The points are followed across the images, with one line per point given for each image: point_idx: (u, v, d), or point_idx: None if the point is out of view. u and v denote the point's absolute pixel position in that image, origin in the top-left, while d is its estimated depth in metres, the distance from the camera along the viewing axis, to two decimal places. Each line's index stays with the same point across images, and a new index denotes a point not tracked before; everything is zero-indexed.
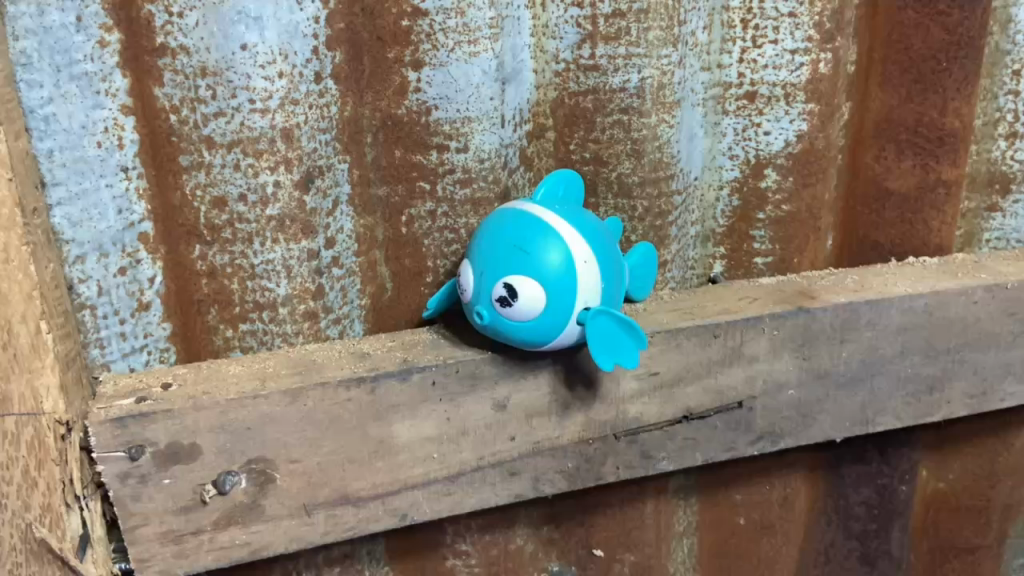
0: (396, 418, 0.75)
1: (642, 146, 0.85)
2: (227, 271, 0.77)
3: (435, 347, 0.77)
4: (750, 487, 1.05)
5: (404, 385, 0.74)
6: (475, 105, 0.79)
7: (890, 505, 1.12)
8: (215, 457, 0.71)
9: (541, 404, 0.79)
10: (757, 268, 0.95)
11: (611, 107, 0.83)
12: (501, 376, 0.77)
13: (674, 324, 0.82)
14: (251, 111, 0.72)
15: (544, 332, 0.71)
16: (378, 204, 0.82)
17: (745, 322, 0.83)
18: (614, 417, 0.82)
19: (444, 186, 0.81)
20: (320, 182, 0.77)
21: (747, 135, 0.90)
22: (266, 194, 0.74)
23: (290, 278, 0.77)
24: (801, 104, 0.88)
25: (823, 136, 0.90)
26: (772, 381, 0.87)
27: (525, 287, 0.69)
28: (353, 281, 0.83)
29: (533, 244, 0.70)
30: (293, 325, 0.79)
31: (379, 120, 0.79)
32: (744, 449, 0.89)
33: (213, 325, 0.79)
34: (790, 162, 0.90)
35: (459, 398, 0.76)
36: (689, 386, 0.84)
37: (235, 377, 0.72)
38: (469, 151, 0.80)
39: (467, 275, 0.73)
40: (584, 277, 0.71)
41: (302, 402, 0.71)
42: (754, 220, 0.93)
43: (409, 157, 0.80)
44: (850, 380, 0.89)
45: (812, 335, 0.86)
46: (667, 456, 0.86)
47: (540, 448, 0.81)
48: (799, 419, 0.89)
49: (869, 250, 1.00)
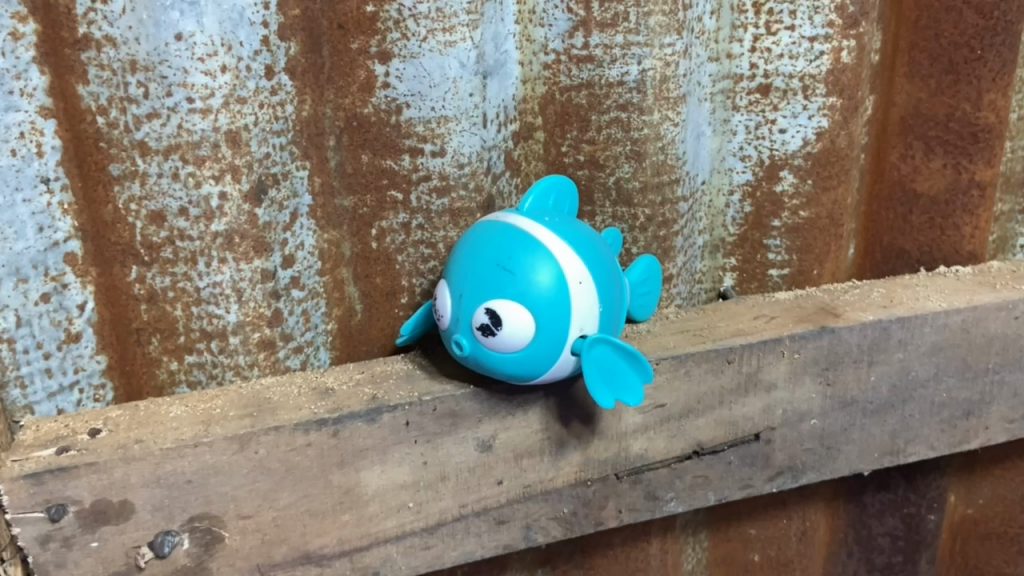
0: (364, 464, 0.65)
1: (643, 147, 0.75)
2: (169, 296, 0.67)
3: (411, 380, 0.67)
4: (765, 521, 0.95)
5: (372, 427, 0.64)
6: (452, 103, 0.69)
7: (916, 536, 1.01)
8: (150, 515, 0.61)
9: (532, 444, 0.69)
10: (772, 281, 0.85)
11: (608, 103, 0.73)
12: (485, 413, 0.67)
13: (682, 349, 0.72)
14: (190, 112, 0.62)
15: (534, 364, 0.61)
16: (343, 216, 0.72)
17: (762, 345, 0.73)
18: (616, 455, 0.72)
19: (419, 196, 0.71)
20: (274, 193, 0.67)
21: (760, 133, 0.80)
22: (210, 207, 0.64)
23: (242, 302, 0.67)
24: (820, 97, 0.78)
25: (846, 134, 0.80)
26: (793, 410, 0.77)
27: (511, 313, 0.59)
28: (317, 304, 0.72)
29: (518, 263, 0.60)
30: (246, 356, 0.69)
31: (342, 120, 0.69)
32: (761, 487, 0.79)
33: (155, 356, 0.69)
34: (810, 162, 0.80)
35: (437, 439, 0.66)
36: (700, 418, 0.74)
37: (176, 422, 0.62)
38: (447, 155, 0.70)
39: (444, 298, 0.63)
40: (579, 300, 0.61)
41: (252, 450, 0.62)
42: (769, 228, 0.83)
43: (378, 161, 0.70)
44: (879, 407, 0.80)
45: (837, 359, 0.76)
46: (676, 496, 0.76)
47: (531, 492, 0.71)
48: (823, 451, 0.80)
49: (894, 259, 0.90)
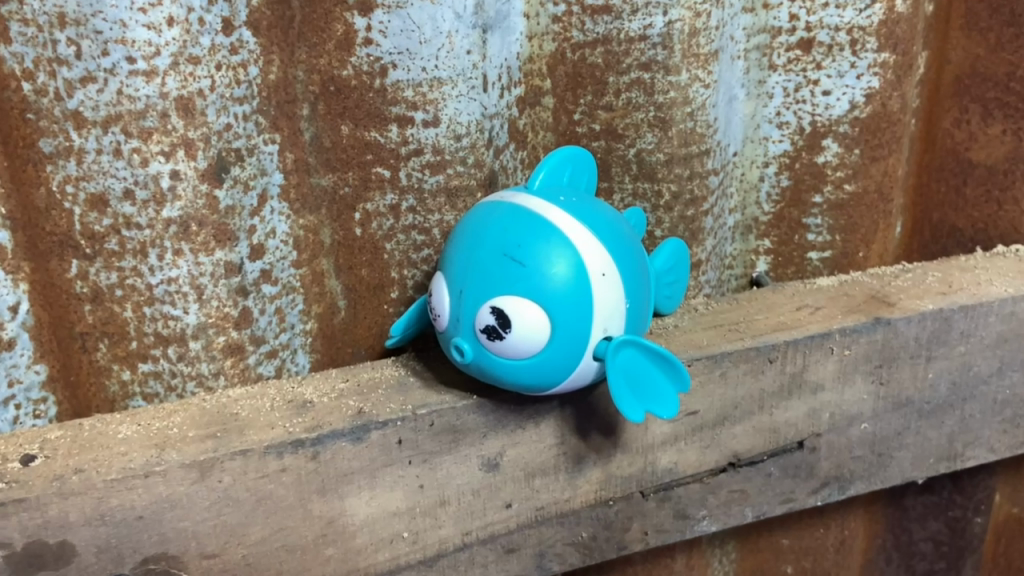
0: (350, 491, 0.55)
1: (668, 113, 0.65)
2: (117, 295, 0.57)
3: (403, 390, 0.57)
4: (799, 530, 0.86)
5: (358, 447, 0.54)
6: (446, 62, 0.58)
7: (961, 541, 0.91)
8: (96, 558, 0.52)
9: (545, 461, 0.59)
10: (811, 266, 0.75)
11: (628, 63, 0.63)
12: (491, 427, 0.57)
13: (718, 347, 0.62)
14: (131, 74, 0.52)
15: (548, 372, 0.52)
16: (321, 197, 0.62)
17: (809, 342, 0.63)
18: (641, 471, 0.63)
19: (409, 173, 0.61)
20: (237, 171, 0.56)
21: (800, 96, 0.70)
22: (160, 188, 0.54)
23: (202, 301, 0.57)
24: (871, 52, 0.68)
25: (899, 96, 0.70)
26: (841, 414, 0.67)
27: (522, 312, 0.50)
28: (293, 301, 0.62)
29: (530, 252, 0.50)
30: (210, 363, 0.59)
31: (317, 84, 0.59)
32: (804, 500, 0.70)
33: (104, 365, 0.60)
34: (857, 129, 0.70)
35: (435, 459, 0.57)
36: (737, 426, 0.64)
37: (124, 446, 0.53)
38: (441, 124, 0.59)
39: (441, 294, 0.53)
40: (602, 296, 0.51)
41: (214, 478, 0.52)
42: (809, 204, 0.73)
43: (360, 133, 0.60)
44: (936, 407, 0.70)
45: (892, 354, 0.66)
46: (708, 514, 0.67)
47: (545, 515, 0.61)
48: (873, 459, 0.70)
49: (945, 238, 0.80)
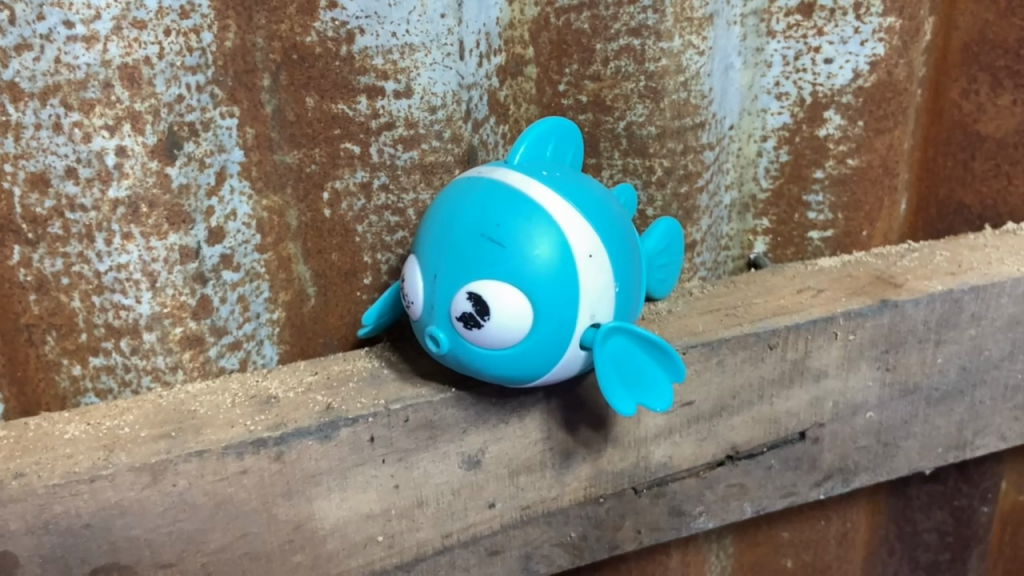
0: (319, 493, 0.51)
1: (660, 83, 0.60)
2: (63, 284, 0.53)
3: (376, 383, 0.53)
4: (800, 523, 0.82)
5: (326, 446, 0.50)
6: (419, 27, 0.53)
7: (967, 531, 0.88)
8: (40, 570, 0.47)
9: (530, 457, 0.55)
10: (812, 246, 0.71)
11: (616, 28, 0.59)
12: (472, 422, 0.53)
13: (715, 334, 0.58)
14: (69, 40, 0.47)
15: (531, 363, 0.47)
16: (286, 175, 0.57)
17: (811, 326, 0.59)
18: (634, 466, 0.59)
19: (381, 148, 0.56)
20: (191, 147, 0.52)
21: (801, 65, 0.66)
22: (106, 166, 0.49)
23: (155, 289, 0.53)
24: (876, 16, 0.63)
25: (905, 64, 0.66)
26: (845, 402, 0.63)
27: (502, 298, 0.45)
28: (257, 288, 0.58)
29: (509, 232, 0.46)
30: (167, 357, 0.55)
31: (278, 52, 0.54)
32: (805, 494, 0.66)
33: (54, 359, 0.55)
34: (861, 99, 0.66)
35: (411, 458, 0.52)
36: (735, 417, 0.60)
37: (70, 448, 0.48)
38: (414, 95, 0.55)
39: (415, 279, 0.49)
40: (589, 279, 0.47)
41: (168, 482, 0.48)
42: (810, 180, 0.69)
43: (327, 106, 0.55)
44: (945, 394, 0.66)
45: (899, 339, 0.62)
46: (705, 510, 0.64)
47: (531, 515, 0.57)
48: (879, 449, 0.66)
49: (951, 215, 0.75)
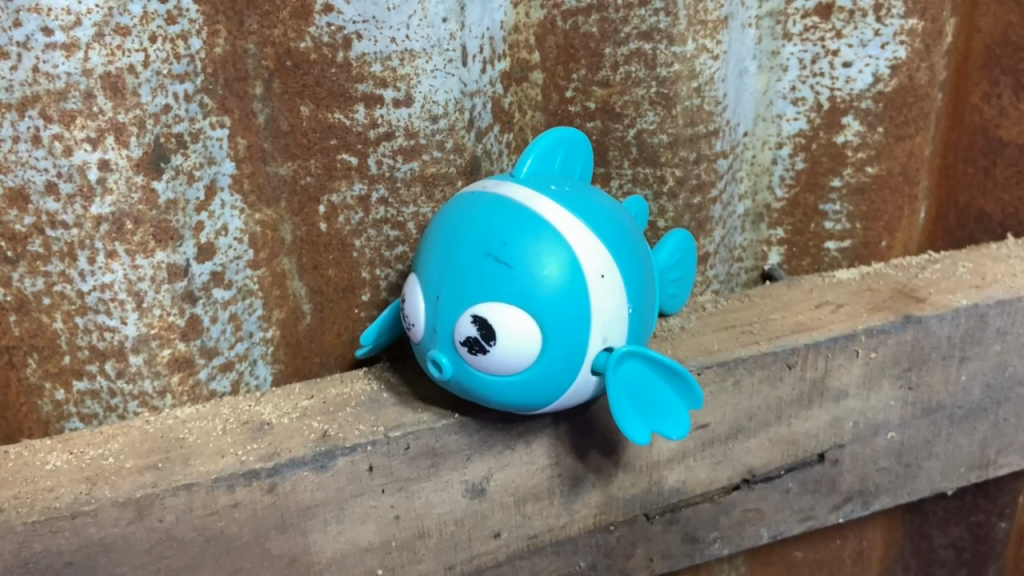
0: (315, 526, 0.48)
1: (672, 89, 0.57)
2: (44, 304, 0.50)
3: (376, 408, 0.50)
4: (815, 543, 0.80)
5: (322, 477, 0.47)
6: (419, 31, 0.50)
7: (985, 547, 0.85)
8: None
9: (538, 484, 0.53)
10: (829, 257, 0.68)
11: (627, 32, 0.56)
12: (476, 449, 0.50)
13: (731, 353, 0.55)
14: (48, 48, 0.44)
15: (540, 390, 0.45)
16: (280, 188, 0.54)
17: (831, 344, 0.57)
18: (646, 492, 0.56)
19: (380, 159, 0.53)
20: (179, 160, 0.49)
21: (819, 69, 0.63)
22: (88, 181, 0.46)
23: (142, 310, 0.50)
24: (897, 18, 0.61)
25: (927, 67, 0.63)
26: (866, 422, 0.60)
27: (509, 321, 0.43)
28: (250, 306, 0.55)
29: (517, 251, 0.43)
30: (154, 380, 0.52)
31: (270, 59, 0.51)
32: (823, 517, 0.64)
33: (36, 382, 0.53)
34: (882, 104, 0.63)
35: (413, 487, 0.50)
36: (752, 439, 0.58)
37: (51, 480, 0.46)
38: (415, 103, 0.52)
39: (416, 300, 0.46)
40: (601, 301, 0.44)
41: (154, 518, 0.45)
42: (827, 189, 0.66)
43: (322, 115, 0.52)
44: (968, 412, 0.63)
45: (922, 356, 0.60)
46: (720, 536, 0.61)
47: (538, 544, 0.55)
48: (899, 470, 0.64)
49: (972, 224, 0.72)
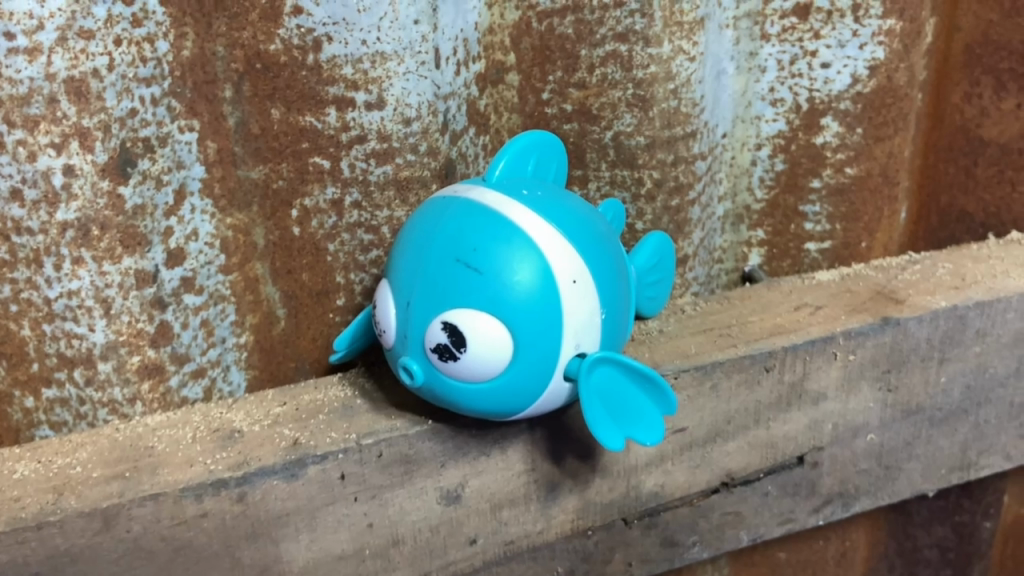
0: (286, 534, 0.48)
1: (649, 90, 0.57)
2: (12, 311, 0.49)
3: (349, 415, 0.50)
4: (799, 544, 0.80)
5: (293, 485, 0.47)
6: (390, 34, 0.50)
7: (969, 547, 0.85)
8: None
9: (513, 490, 0.52)
10: (809, 258, 0.68)
11: (603, 33, 0.55)
12: (450, 455, 0.50)
13: (708, 356, 0.55)
14: (10, 53, 0.43)
15: (512, 397, 0.44)
16: (251, 192, 0.54)
17: (810, 347, 0.56)
18: (623, 496, 0.56)
19: (352, 163, 0.53)
20: (146, 164, 0.48)
21: (797, 69, 0.62)
22: (53, 187, 0.46)
23: (110, 316, 0.49)
24: (876, 19, 0.60)
25: (907, 67, 0.62)
26: (845, 425, 0.60)
27: (480, 327, 0.42)
28: (222, 311, 0.54)
29: (487, 256, 0.43)
30: (124, 387, 0.51)
31: (240, 61, 0.50)
32: (804, 520, 0.63)
33: (4, 390, 0.52)
34: (860, 105, 0.63)
35: (386, 494, 0.49)
36: (730, 443, 0.57)
37: (16, 490, 0.45)
38: (387, 106, 0.51)
39: (386, 307, 0.45)
40: (573, 306, 0.44)
41: (121, 528, 0.44)
42: (807, 190, 0.66)
43: (294, 118, 0.51)
44: (948, 414, 0.63)
45: (901, 358, 0.59)
46: (700, 540, 0.61)
47: (515, 550, 0.54)
48: (880, 472, 0.64)
49: (953, 224, 0.71)
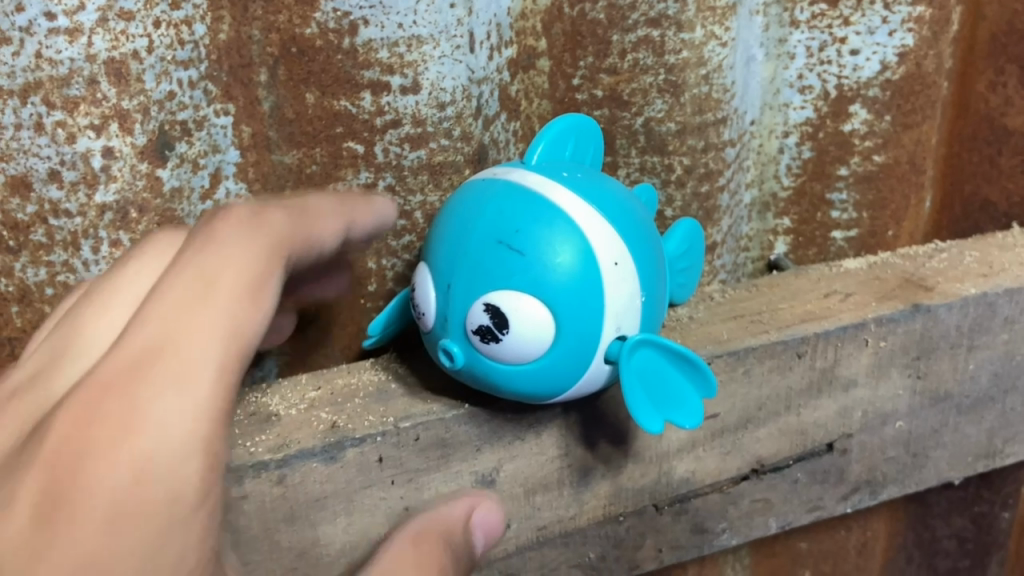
0: (324, 517, 0.48)
1: (680, 76, 0.57)
2: (47, 295, 0.49)
3: (384, 399, 0.50)
4: (820, 534, 0.80)
5: (331, 468, 0.47)
6: (427, 17, 0.50)
7: (987, 537, 0.84)
8: None
9: (548, 475, 0.52)
10: (835, 247, 0.68)
11: (635, 19, 0.55)
12: (485, 440, 0.50)
13: (741, 342, 0.55)
14: (51, 33, 0.43)
15: (552, 380, 0.44)
16: (285, 176, 0.54)
17: (841, 333, 0.56)
18: (655, 482, 0.56)
19: (386, 148, 0.52)
20: (184, 147, 0.49)
21: (826, 57, 0.62)
22: (92, 169, 0.46)
23: None
24: (905, 6, 0.60)
25: (934, 55, 0.62)
26: (874, 412, 0.60)
27: (522, 309, 0.42)
28: None
29: (529, 239, 0.43)
30: None
31: (275, 45, 0.50)
32: (832, 508, 0.64)
33: None
34: (889, 92, 0.63)
35: (422, 478, 0.49)
36: (761, 429, 0.57)
37: None
38: (422, 90, 0.51)
39: (426, 289, 0.45)
40: (613, 289, 0.44)
41: None
42: (834, 178, 0.66)
43: (328, 102, 0.51)
44: (976, 402, 0.63)
45: (931, 345, 0.59)
46: (728, 527, 0.61)
47: (547, 536, 0.54)
48: (907, 460, 0.64)
49: (976, 213, 0.71)
